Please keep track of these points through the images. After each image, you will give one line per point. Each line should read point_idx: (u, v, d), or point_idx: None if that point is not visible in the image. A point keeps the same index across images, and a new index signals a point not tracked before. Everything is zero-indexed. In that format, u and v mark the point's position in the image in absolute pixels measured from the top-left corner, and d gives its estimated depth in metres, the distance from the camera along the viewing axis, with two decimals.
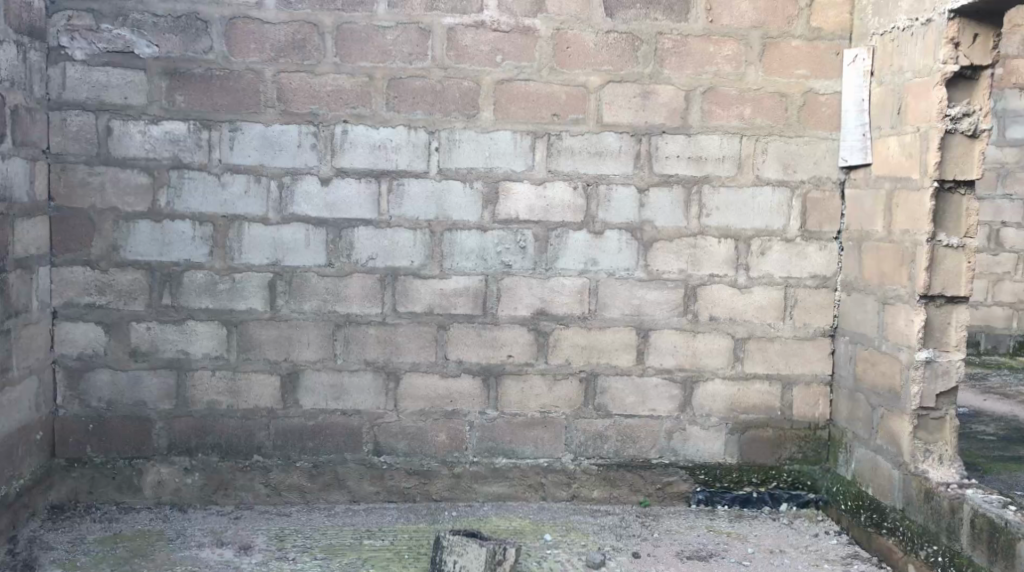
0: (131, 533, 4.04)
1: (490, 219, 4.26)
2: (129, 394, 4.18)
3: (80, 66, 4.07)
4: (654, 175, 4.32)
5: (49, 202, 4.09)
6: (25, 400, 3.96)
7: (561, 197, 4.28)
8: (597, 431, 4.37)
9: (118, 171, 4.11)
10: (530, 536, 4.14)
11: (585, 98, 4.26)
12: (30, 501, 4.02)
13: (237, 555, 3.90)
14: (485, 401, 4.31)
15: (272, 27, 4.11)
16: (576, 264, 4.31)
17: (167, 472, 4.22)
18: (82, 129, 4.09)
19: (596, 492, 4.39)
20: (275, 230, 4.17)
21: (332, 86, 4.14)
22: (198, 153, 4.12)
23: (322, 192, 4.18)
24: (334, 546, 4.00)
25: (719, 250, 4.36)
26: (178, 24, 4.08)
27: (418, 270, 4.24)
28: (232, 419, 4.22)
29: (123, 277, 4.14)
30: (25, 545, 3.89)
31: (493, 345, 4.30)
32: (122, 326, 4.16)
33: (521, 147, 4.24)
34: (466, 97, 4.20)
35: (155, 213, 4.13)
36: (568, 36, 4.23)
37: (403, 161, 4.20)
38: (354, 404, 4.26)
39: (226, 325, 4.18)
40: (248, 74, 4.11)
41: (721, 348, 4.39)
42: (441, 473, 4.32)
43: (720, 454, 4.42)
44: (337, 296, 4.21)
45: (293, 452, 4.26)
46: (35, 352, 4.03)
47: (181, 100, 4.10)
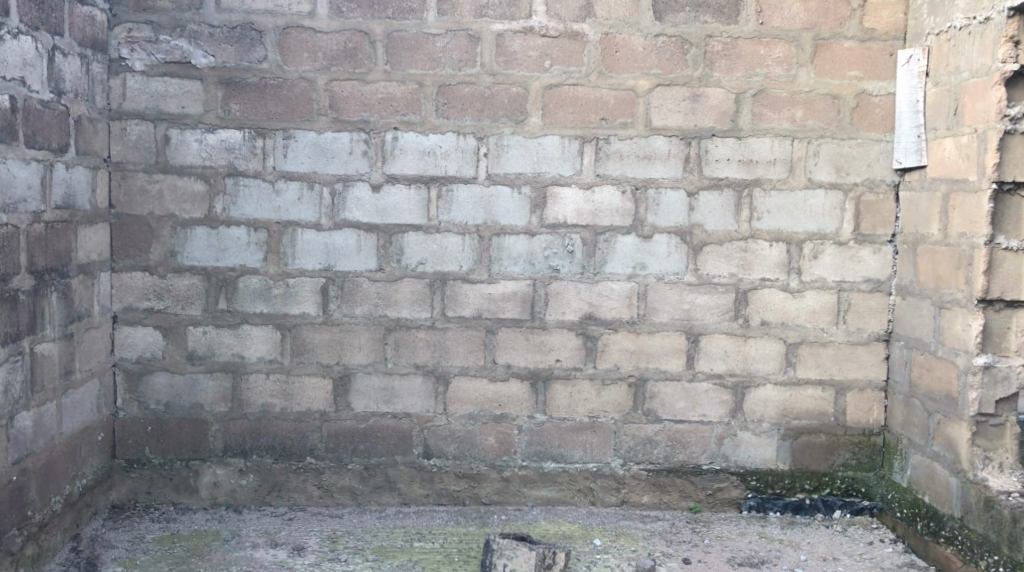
0: (188, 533, 4.13)
1: (538, 223, 4.28)
2: (186, 397, 4.27)
3: (139, 77, 4.17)
4: (704, 178, 4.30)
5: (110, 209, 4.20)
6: (86, 402, 4.09)
7: (609, 201, 4.29)
8: (647, 436, 4.37)
9: (176, 179, 4.20)
10: (580, 541, 4.16)
11: (633, 102, 4.27)
12: (91, 500, 4.13)
13: (291, 556, 3.98)
14: (534, 405, 4.33)
15: (324, 36, 4.18)
16: (625, 268, 4.31)
17: (223, 474, 4.30)
18: (141, 138, 4.19)
19: (646, 497, 4.39)
20: (327, 235, 4.23)
21: (382, 93, 4.20)
22: (253, 160, 4.20)
23: (373, 198, 4.23)
24: (386, 548, 4.06)
25: (771, 254, 4.33)
26: (234, 34, 4.17)
27: (467, 275, 4.27)
28: (286, 421, 4.29)
29: (180, 283, 4.23)
30: (87, 543, 4.01)
31: (542, 350, 4.31)
32: (180, 330, 4.25)
33: (569, 151, 4.26)
34: (515, 102, 4.23)
35: (211, 220, 4.21)
36: (617, 40, 4.24)
37: (452, 167, 4.24)
38: (405, 407, 4.31)
39: (280, 329, 4.25)
40: (301, 82, 4.18)
41: (772, 353, 4.35)
42: (490, 477, 4.35)
43: (772, 460, 4.38)
44: (387, 301, 4.26)
45: (345, 455, 4.32)
46: (96, 355, 4.15)
47: (236, 108, 4.19)
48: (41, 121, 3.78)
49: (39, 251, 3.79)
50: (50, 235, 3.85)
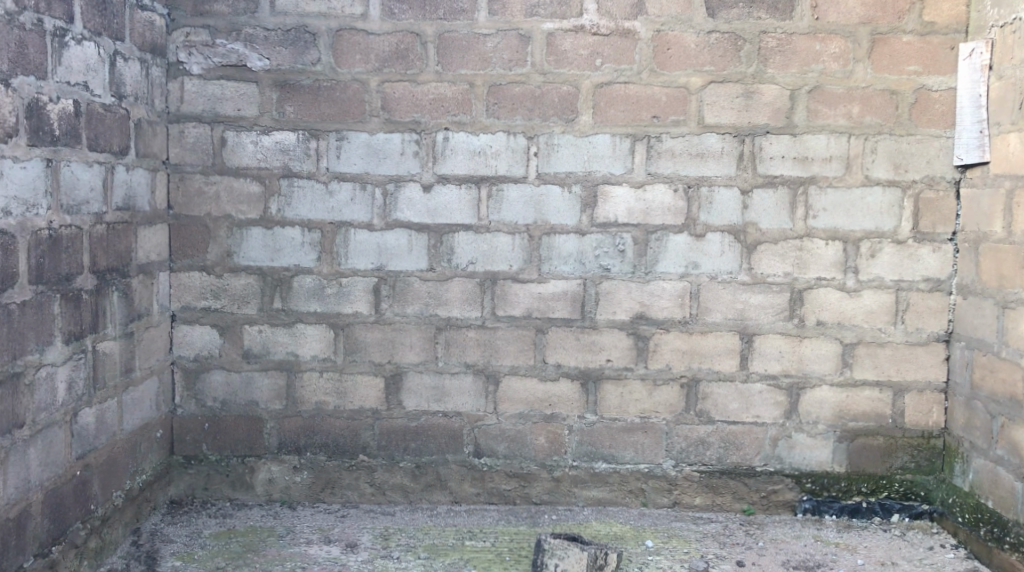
0: (244, 528, 4.20)
1: (588, 222, 4.27)
2: (242, 394, 4.34)
3: (197, 80, 4.25)
4: (758, 176, 4.25)
5: (168, 210, 4.28)
6: (146, 399, 4.18)
7: (661, 199, 4.26)
8: (699, 437, 4.33)
9: (232, 180, 4.27)
10: (632, 542, 4.14)
11: (686, 100, 4.23)
12: (151, 495, 4.22)
13: (344, 552, 4.03)
14: (584, 405, 4.32)
15: (377, 38, 4.21)
16: (677, 267, 4.28)
17: (278, 470, 4.37)
18: (199, 140, 4.26)
19: (698, 499, 4.35)
20: (379, 236, 4.27)
21: (433, 94, 4.22)
22: (307, 161, 4.25)
23: (424, 198, 4.26)
24: (437, 545, 4.09)
25: (827, 252, 4.26)
26: (288, 37, 4.22)
27: (517, 275, 4.28)
28: (339, 419, 4.34)
29: (236, 282, 4.30)
30: (147, 537, 4.10)
31: (593, 350, 4.30)
32: (236, 329, 4.32)
33: (620, 150, 4.24)
34: (565, 101, 4.23)
35: (266, 221, 4.27)
36: (669, 37, 4.21)
37: (502, 167, 4.24)
38: (455, 406, 4.33)
39: (333, 328, 4.30)
40: (354, 84, 4.22)
41: (828, 354, 4.28)
42: (541, 477, 4.35)
43: (828, 462, 4.32)
44: (438, 300, 4.29)
45: (397, 453, 4.35)
46: (156, 353, 4.23)
47: (290, 110, 4.24)
48: (103, 125, 3.87)
49: (101, 252, 3.89)
50: (111, 236, 3.95)
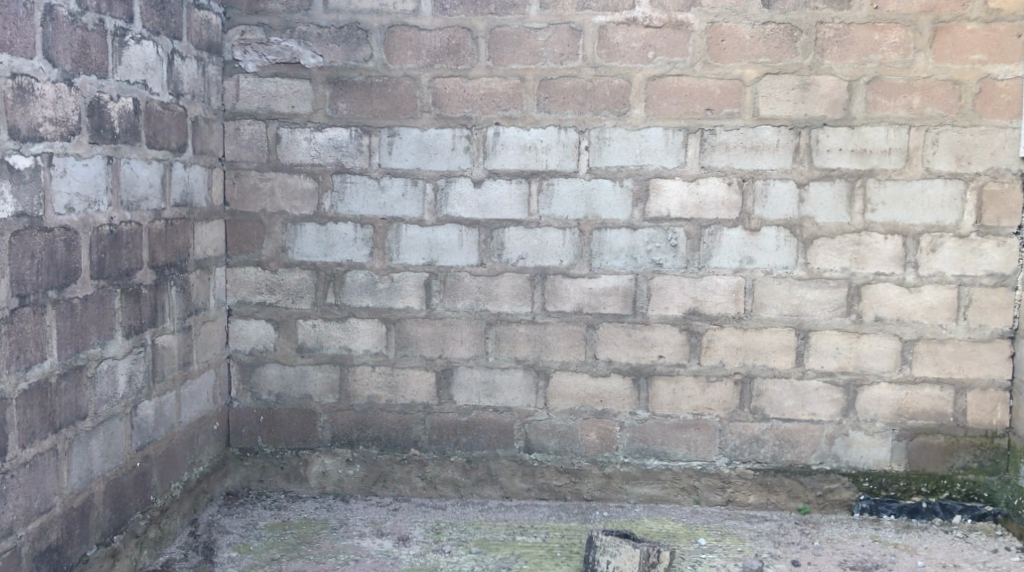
0: (298, 520, 4.26)
1: (640, 217, 4.23)
2: (297, 388, 4.40)
3: (252, 77, 4.29)
4: (815, 169, 4.17)
5: (224, 206, 4.33)
6: (203, 392, 4.25)
7: (714, 193, 4.21)
8: (753, 434, 4.28)
9: (286, 177, 4.31)
10: (684, 540, 4.10)
11: (740, 92, 4.17)
12: (208, 487, 4.30)
13: (396, 546, 4.05)
14: (636, 401, 4.29)
15: (428, 34, 4.21)
16: (731, 262, 4.22)
17: (331, 463, 4.42)
18: (254, 137, 4.31)
19: (752, 497, 4.30)
20: (430, 231, 4.28)
21: (484, 89, 4.21)
22: (359, 157, 4.27)
23: (475, 193, 4.26)
24: (488, 540, 4.09)
25: (886, 247, 4.17)
26: (341, 34, 4.24)
27: (568, 270, 4.26)
28: (391, 413, 4.37)
29: (291, 278, 4.34)
30: (204, 528, 4.17)
31: (645, 346, 4.27)
32: (291, 323, 4.37)
33: (673, 143, 4.20)
34: (617, 94, 4.19)
35: (320, 217, 4.30)
36: (723, 29, 4.15)
37: (553, 161, 4.23)
38: (506, 402, 4.33)
39: (385, 323, 4.33)
40: (406, 80, 4.23)
41: (887, 350, 4.20)
42: (592, 473, 4.34)
43: (886, 461, 4.24)
44: (488, 295, 4.29)
45: (448, 447, 4.37)
46: (212, 347, 4.30)
47: (343, 107, 4.26)
48: (161, 122, 3.93)
49: (160, 247, 3.95)
50: (170, 232, 4.01)
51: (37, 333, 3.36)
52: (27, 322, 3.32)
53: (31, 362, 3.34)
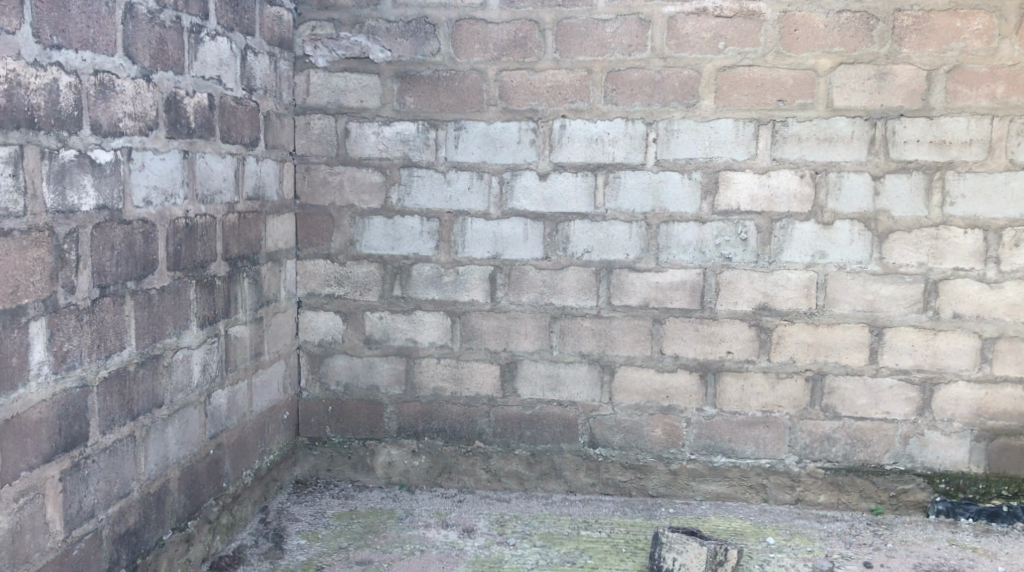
0: (365, 509, 4.31)
1: (709, 210, 4.17)
2: (364, 379, 4.45)
3: (322, 73, 4.33)
4: (891, 161, 4.05)
5: (295, 200, 4.38)
6: (274, 382, 4.32)
7: (786, 186, 4.12)
8: (824, 433, 4.20)
9: (355, 171, 4.34)
10: (751, 539, 4.03)
11: (814, 82, 4.07)
12: (278, 475, 4.38)
13: (461, 537, 4.08)
14: (703, 398, 4.24)
15: (496, 27, 4.20)
16: (802, 257, 4.14)
17: (398, 454, 4.46)
18: (323, 131, 4.35)
19: (822, 497, 4.23)
20: (495, 224, 4.28)
21: (552, 82, 4.19)
22: (426, 151, 4.29)
23: (540, 186, 4.24)
24: (553, 534, 4.09)
25: (965, 242, 4.04)
26: (409, 28, 4.25)
27: (634, 264, 4.22)
28: (457, 405, 4.39)
29: (359, 270, 4.39)
30: (274, 515, 4.25)
31: (712, 341, 4.22)
32: (358, 315, 4.41)
33: (743, 135, 4.12)
34: (686, 85, 4.13)
35: (387, 210, 4.34)
36: (796, 18, 4.06)
37: (620, 154, 4.19)
38: (571, 396, 4.32)
39: (451, 315, 4.35)
40: (473, 74, 4.23)
41: (964, 348, 4.07)
42: (658, 469, 4.31)
43: (964, 463, 4.12)
44: (553, 289, 4.28)
45: (513, 440, 4.38)
46: (283, 338, 4.36)
47: (411, 101, 4.28)
48: (235, 117, 3.98)
49: (233, 240, 4.01)
50: (243, 225, 4.07)
51: (116, 323, 3.43)
52: (107, 312, 3.39)
53: (111, 351, 3.41)
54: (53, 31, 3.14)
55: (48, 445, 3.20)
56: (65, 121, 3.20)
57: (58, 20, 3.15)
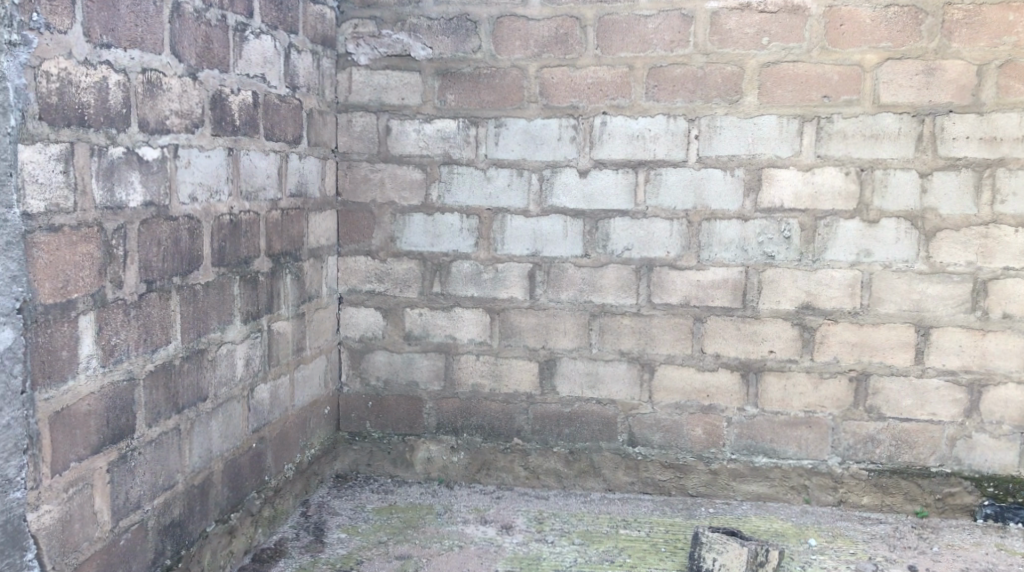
0: (404, 504, 4.32)
1: (752, 208, 4.12)
2: (404, 374, 4.47)
3: (364, 70, 4.35)
4: (940, 158, 3.98)
5: (337, 197, 4.41)
6: (315, 377, 4.36)
7: (831, 183, 4.06)
8: (868, 434, 4.14)
9: (396, 168, 4.36)
10: (793, 540, 3.99)
11: (860, 78, 4.01)
12: (319, 469, 4.41)
13: (500, 534, 4.08)
14: (744, 397, 4.21)
15: (537, 23, 4.19)
16: (846, 256, 4.08)
17: (436, 450, 4.47)
18: (365, 129, 4.37)
19: (866, 499, 4.17)
20: (535, 222, 4.27)
21: (593, 78, 4.18)
22: (466, 149, 4.29)
23: (581, 183, 4.23)
24: (592, 532, 4.07)
25: (1016, 240, 3.95)
26: (451, 25, 4.25)
27: (675, 261, 4.19)
28: (495, 402, 4.40)
29: (399, 267, 4.41)
30: (315, 509, 4.28)
31: (755, 340, 4.18)
32: (398, 311, 4.43)
33: (787, 131, 4.07)
34: (730, 81, 4.09)
35: (428, 207, 4.35)
36: (842, 13, 4.00)
37: (662, 151, 4.16)
38: (610, 394, 4.30)
39: (490, 312, 4.35)
40: (514, 71, 4.22)
41: (1014, 349, 3.99)
42: (698, 469, 4.28)
43: (1013, 466, 4.03)
44: (593, 287, 4.26)
45: (552, 438, 4.38)
46: (324, 333, 4.40)
47: (451, 98, 4.28)
48: (278, 114, 4.02)
49: (277, 236, 4.05)
50: (286, 221, 4.10)
51: (163, 317, 3.47)
52: (154, 307, 3.42)
53: (158, 345, 3.45)
54: (102, 30, 3.18)
55: (96, 436, 3.23)
56: (114, 119, 3.24)
57: (107, 19, 3.19)
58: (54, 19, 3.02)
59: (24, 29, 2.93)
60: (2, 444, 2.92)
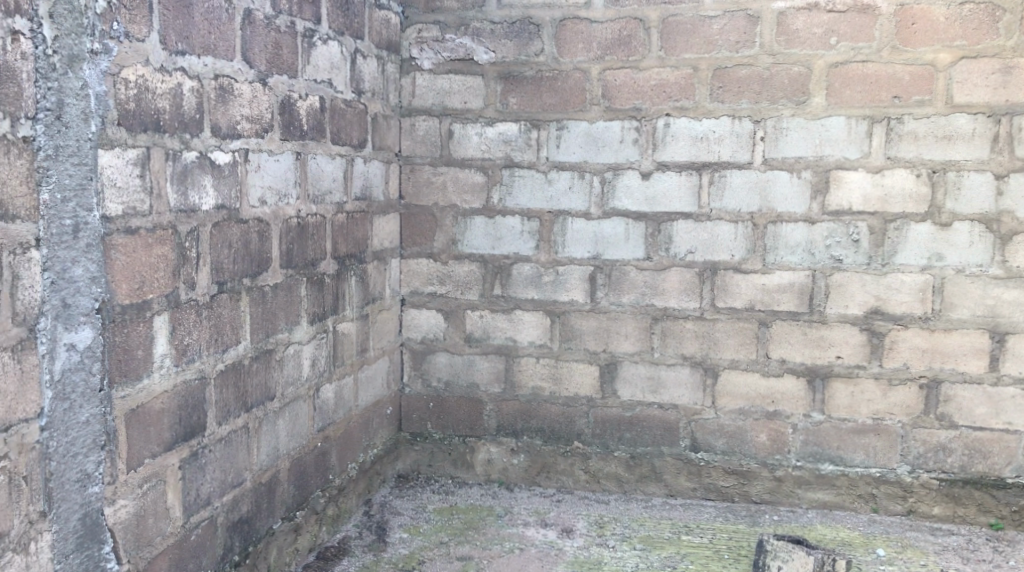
0: (465, 505, 4.35)
1: (819, 210, 4.05)
2: (465, 376, 4.49)
3: (428, 75, 4.38)
4: (1017, 159, 3.86)
5: (400, 200, 4.45)
6: (378, 378, 4.40)
7: (901, 185, 3.97)
8: (939, 442, 4.04)
9: (458, 171, 4.38)
10: (860, 550, 3.90)
11: (932, 78, 3.91)
12: (381, 469, 4.45)
13: (560, 537, 4.07)
14: (810, 404, 4.13)
15: (600, 26, 4.18)
16: (917, 260, 3.98)
17: (497, 452, 4.49)
18: (428, 132, 4.40)
19: (937, 509, 4.07)
20: (596, 224, 4.26)
21: (656, 80, 4.15)
22: (528, 152, 4.30)
23: (643, 186, 4.20)
24: (653, 537, 4.04)
25: None
26: (514, 29, 4.27)
27: (739, 265, 4.14)
28: (556, 405, 4.40)
29: (461, 269, 4.43)
30: (378, 508, 4.32)
31: (821, 345, 4.10)
32: (460, 313, 4.46)
33: (856, 133, 3.99)
34: (796, 82, 4.02)
35: (489, 210, 4.37)
36: (914, 11, 3.90)
37: (726, 152, 4.11)
38: (672, 398, 4.27)
39: (550, 315, 4.35)
40: (576, 73, 4.22)
41: None
42: (762, 475, 4.22)
43: None
44: (655, 290, 4.23)
45: (612, 442, 4.36)
46: (387, 334, 4.44)
47: (514, 101, 4.30)
48: (345, 119, 4.06)
49: (342, 239, 4.09)
50: (351, 224, 4.15)
51: (233, 317, 3.51)
52: (224, 308, 3.47)
53: (228, 345, 3.50)
54: (178, 38, 3.21)
55: (169, 433, 3.27)
56: (188, 124, 3.27)
57: (183, 27, 3.22)
58: (133, 28, 3.04)
59: (106, 38, 2.96)
60: (82, 440, 2.97)
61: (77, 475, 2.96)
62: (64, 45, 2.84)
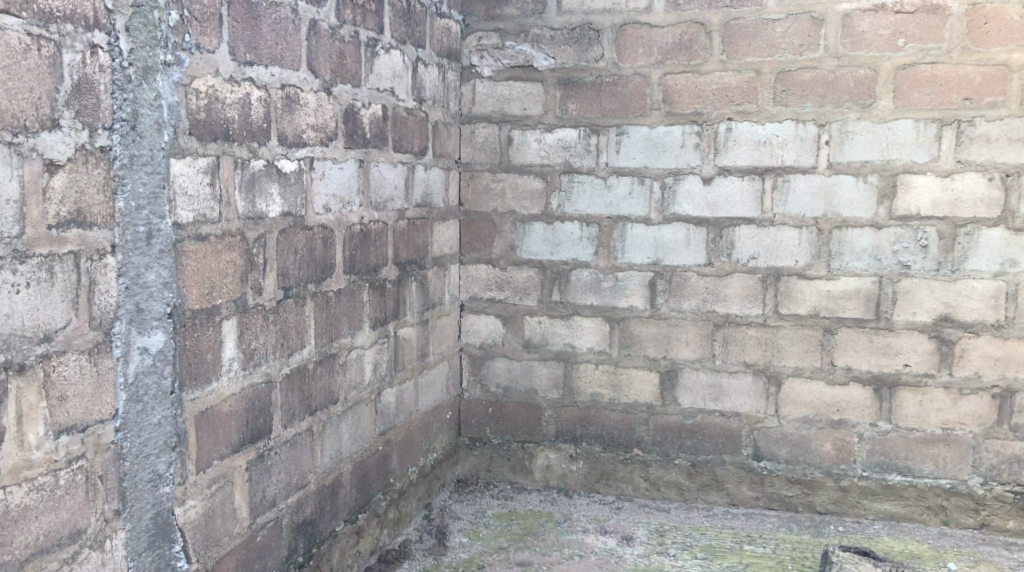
0: (525, 511, 4.35)
1: (886, 215, 3.96)
2: (524, 381, 4.50)
3: (487, 82, 4.40)
4: None
5: (459, 206, 4.47)
6: (438, 382, 4.43)
7: (973, 189, 3.87)
8: (1014, 454, 3.92)
9: (517, 177, 4.39)
10: (930, 563, 3.80)
11: (1006, 78, 3.80)
12: (441, 473, 4.47)
13: (620, 544, 4.04)
14: (876, 413, 4.05)
15: (661, 30, 4.15)
16: (989, 266, 3.87)
17: (555, 458, 4.49)
18: (488, 139, 4.42)
19: (1011, 523, 3.95)
20: (657, 230, 4.23)
21: (718, 83, 4.10)
22: (588, 157, 4.29)
23: (704, 191, 4.16)
24: (714, 547, 3.99)
25: None
26: (574, 35, 4.26)
27: (803, 271, 4.07)
28: (616, 411, 4.38)
29: (520, 275, 4.44)
30: (438, 513, 4.34)
31: (888, 353, 4.02)
32: (519, 319, 4.46)
33: (925, 136, 3.90)
34: (862, 84, 3.94)
35: (548, 216, 4.36)
36: (986, 11, 3.81)
37: (789, 157, 4.05)
38: (733, 406, 4.22)
39: (610, 321, 4.33)
40: (636, 78, 4.20)
41: None
42: (827, 485, 4.14)
43: None
44: (717, 296, 4.18)
45: (672, 450, 4.32)
46: (447, 340, 4.46)
47: (574, 108, 4.29)
48: (407, 127, 4.10)
49: (403, 245, 4.13)
50: (412, 230, 4.18)
51: (298, 322, 3.57)
52: (290, 313, 3.53)
53: (293, 349, 3.55)
54: (246, 49, 3.27)
55: (236, 436, 3.33)
56: (256, 133, 3.33)
57: (251, 38, 3.28)
58: (204, 40, 3.11)
59: (178, 49, 3.02)
60: (154, 441, 3.03)
61: (149, 475, 3.03)
62: (139, 58, 2.91)
